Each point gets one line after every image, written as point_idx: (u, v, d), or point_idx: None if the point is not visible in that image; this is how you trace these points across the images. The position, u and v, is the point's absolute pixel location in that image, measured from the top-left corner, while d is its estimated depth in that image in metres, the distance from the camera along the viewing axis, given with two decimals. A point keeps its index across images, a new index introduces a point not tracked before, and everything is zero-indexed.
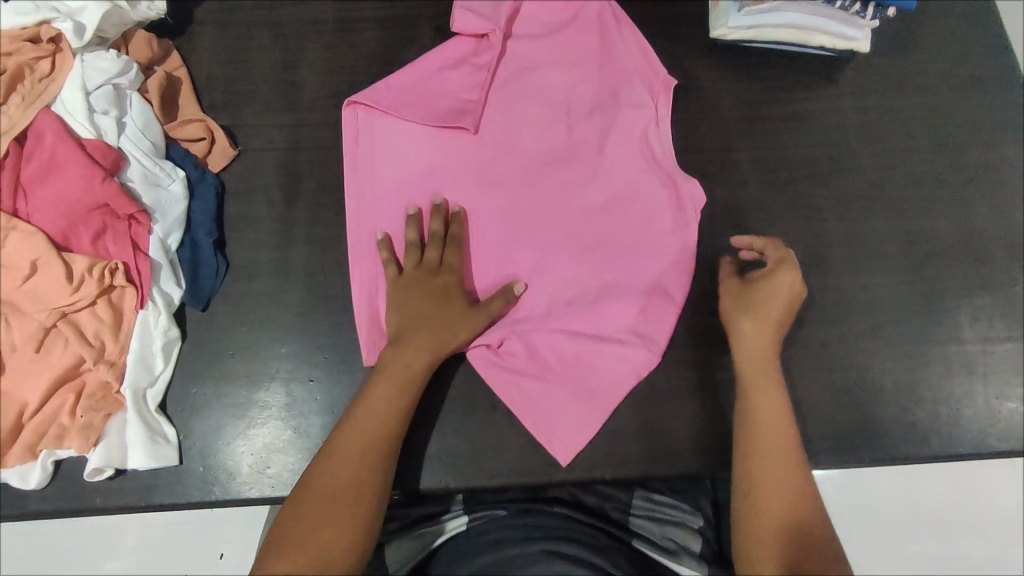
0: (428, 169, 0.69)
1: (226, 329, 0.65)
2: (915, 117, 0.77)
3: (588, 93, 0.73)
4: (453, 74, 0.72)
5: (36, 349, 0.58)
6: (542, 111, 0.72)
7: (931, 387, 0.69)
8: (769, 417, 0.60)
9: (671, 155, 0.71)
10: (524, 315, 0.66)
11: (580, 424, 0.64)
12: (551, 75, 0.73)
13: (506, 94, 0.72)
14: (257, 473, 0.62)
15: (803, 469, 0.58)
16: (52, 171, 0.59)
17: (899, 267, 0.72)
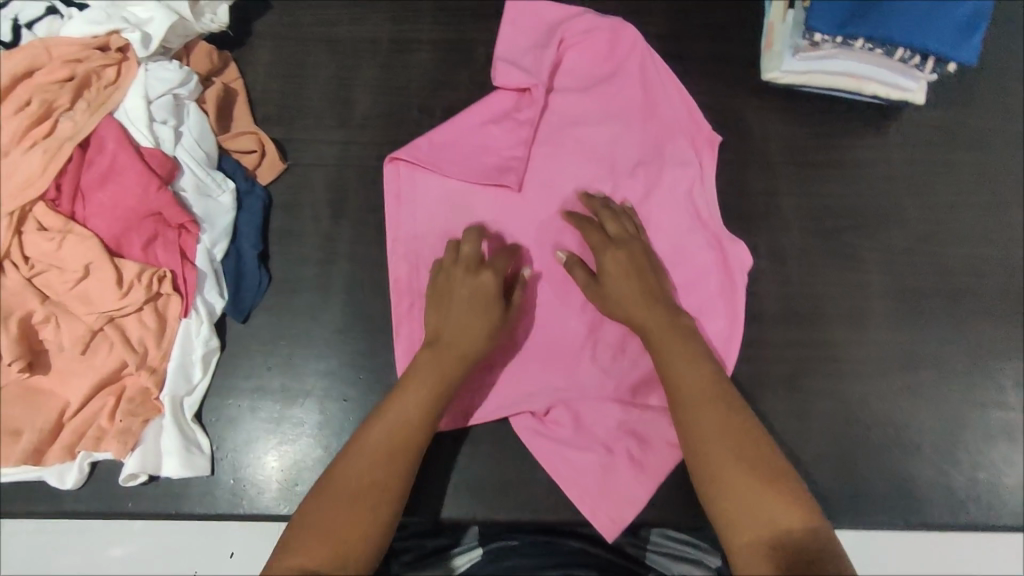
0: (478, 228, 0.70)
1: (266, 342, 0.66)
2: (967, 172, 0.76)
3: (632, 149, 0.73)
4: (495, 129, 0.73)
5: (82, 351, 0.59)
6: (585, 169, 0.73)
7: (970, 451, 0.67)
8: (712, 428, 0.56)
9: (718, 217, 0.71)
10: (570, 384, 0.66)
11: (627, 496, 0.63)
12: (594, 132, 0.74)
13: (550, 151, 0.73)
14: (287, 489, 0.62)
15: (724, 396, 0.58)
16: (110, 177, 0.61)
17: (944, 325, 0.70)
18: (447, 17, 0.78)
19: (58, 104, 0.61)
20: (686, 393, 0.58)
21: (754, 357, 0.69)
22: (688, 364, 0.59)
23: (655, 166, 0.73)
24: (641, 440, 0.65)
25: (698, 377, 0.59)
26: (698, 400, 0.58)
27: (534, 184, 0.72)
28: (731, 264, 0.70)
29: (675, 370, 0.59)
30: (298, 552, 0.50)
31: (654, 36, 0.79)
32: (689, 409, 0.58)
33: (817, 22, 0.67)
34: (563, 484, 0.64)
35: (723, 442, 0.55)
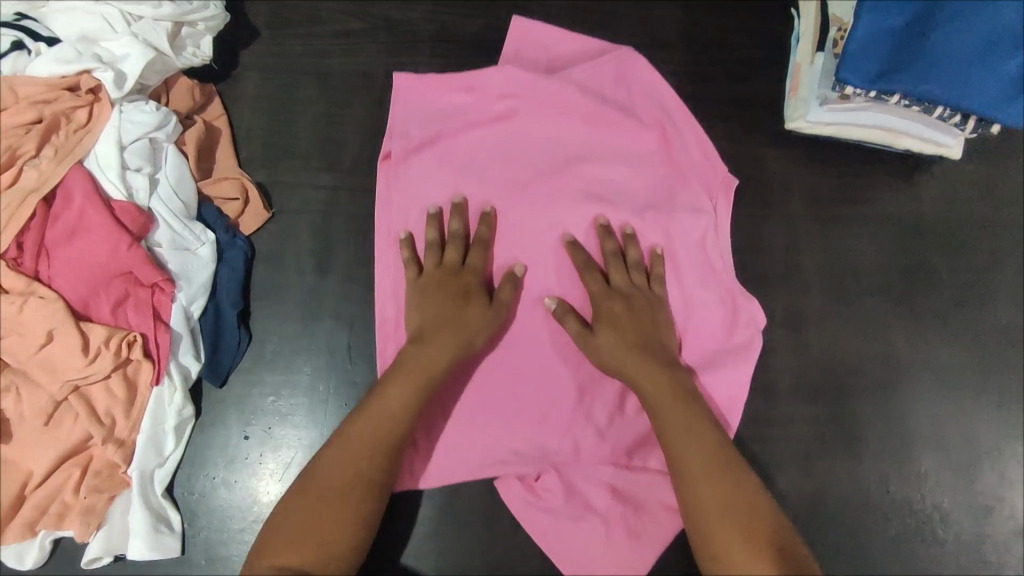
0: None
1: (245, 407, 0.62)
2: (1003, 233, 0.70)
3: (641, 191, 0.68)
4: (492, 157, 0.67)
5: (45, 422, 0.55)
6: (587, 208, 0.67)
7: (994, 543, 0.63)
8: (710, 503, 0.53)
9: (731, 270, 0.66)
10: (560, 446, 0.62)
11: (625, 566, 0.60)
12: (599, 168, 0.68)
13: (550, 189, 0.67)
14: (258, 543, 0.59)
15: (732, 467, 0.55)
16: (78, 233, 0.57)
17: (972, 403, 0.66)
18: (447, 49, 0.73)
19: (22, 152, 0.57)
20: (685, 467, 0.55)
21: (766, 434, 0.64)
22: (691, 436, 0.56)
23: (664, 209, 0.67)
24: (636, 505, 0.61)
25: (695, 446, 0.55)
26: (697, 474, 0.54)
27: (532, 226, 0.66)
28: (742, 322, 0.65)
29: (669, 431, 0.56)
30: (276, 552, 0.50)
31: (670, 74, 0.73)
32: (685, 482, 0.55)
33: (849, 73, 0.61)
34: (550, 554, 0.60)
35: (721, 516, 0.53)
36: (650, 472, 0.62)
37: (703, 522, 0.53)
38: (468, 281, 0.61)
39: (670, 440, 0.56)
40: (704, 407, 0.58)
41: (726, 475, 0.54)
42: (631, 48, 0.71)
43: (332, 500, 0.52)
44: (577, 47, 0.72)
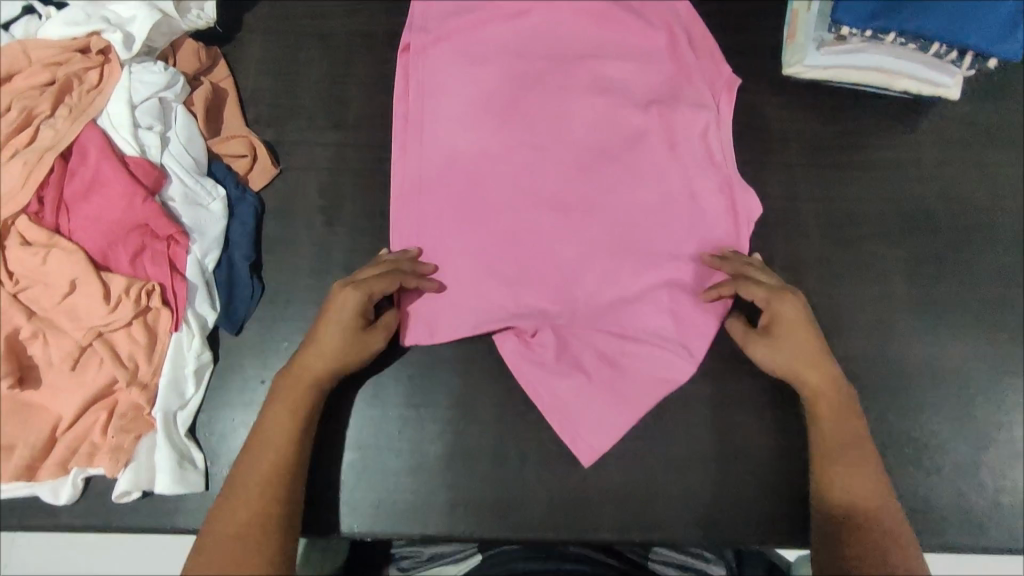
0: (474, 137, 0.69)
1: (259, 354, 0.64)
2: (1005, 173, 0.70)
3: (646, 85, 0.71)
4: (508, 52, 0.71)
5: (72, 366, 0.58)
6: (595, 100, 0.70)
7: (993, 473, 0.64)
8: (832, 430, 0.58)
9: (731, 160, 0.69)
10: (563, 310, 0.65)
11: (614, 426, 0.62)
12: (607, 64, 0.71)
13: (556, 72, 0.71)
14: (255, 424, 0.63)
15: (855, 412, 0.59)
16: (94, 188, 0.59)
17: (970, 339, 0.66)
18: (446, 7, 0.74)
19: (38, 112, 0.59)
20: (823, 414, 0.59)
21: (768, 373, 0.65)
22: (823, 378, 0.59)
23: (660, 99, 0.71)
24: (624, 371, 0.63)
25: (837, 383, 0.59)
26: (828, 415, 0.59)
27: (534, 106, 0.70)
28: (739, 212, 0.68)
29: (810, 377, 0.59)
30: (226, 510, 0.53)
31: None
32: (821, 416, 0.59)
33: (844, 14, 0.61)
34: (544, 410, 0.62)
35: (845, 435, 0.58)
36: (643, 342, 0.64)
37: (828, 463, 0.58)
38: (357, 318, 0.59)
39: (813, 385, 0.59)
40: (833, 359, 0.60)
41: (855, 419, 0.59)
42: None
43: (243, 515, 0.53)
44: None
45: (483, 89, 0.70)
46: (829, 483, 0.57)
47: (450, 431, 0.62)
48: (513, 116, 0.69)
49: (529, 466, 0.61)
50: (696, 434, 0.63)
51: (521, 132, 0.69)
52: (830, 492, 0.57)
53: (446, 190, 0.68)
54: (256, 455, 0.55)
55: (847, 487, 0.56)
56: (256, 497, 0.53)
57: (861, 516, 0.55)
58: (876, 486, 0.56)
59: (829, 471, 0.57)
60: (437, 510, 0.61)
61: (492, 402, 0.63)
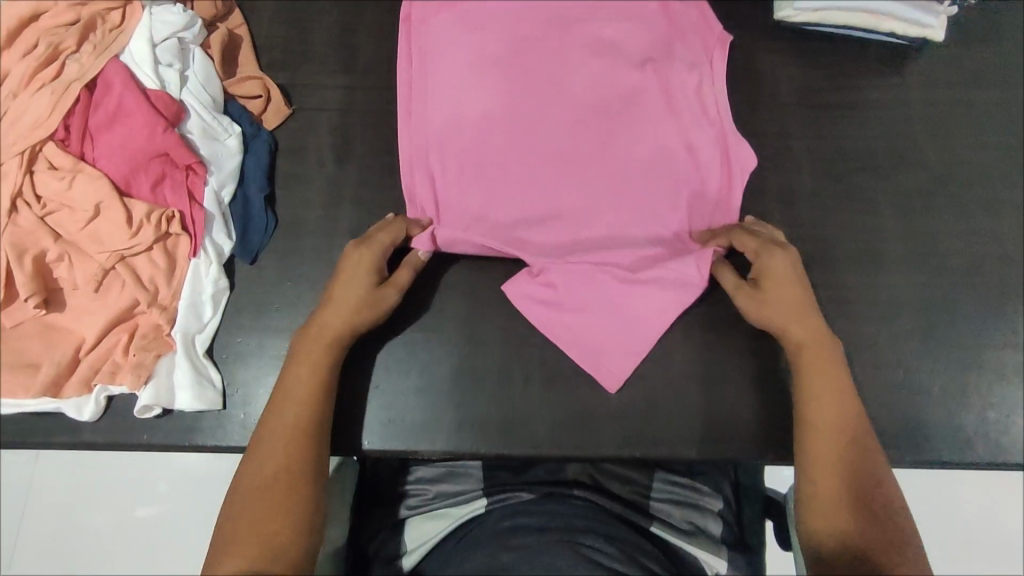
0: (476, 88, 0.69)
1: (273, 283, 0.67)
2: (989, 111, 0.73)
3: (642, 44, 0.72)
4: (507, 13, 0.72)
5: (95, 288, 0.60)
6: (594, 59, 0.71)
7: (981, 391, 0.66)
8: (826, 411, 0.56)
9: (726, 113, 0.71)
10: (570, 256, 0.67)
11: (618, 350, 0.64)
12: (603, 25, 0.73)
13: (555, 27, 0.72)
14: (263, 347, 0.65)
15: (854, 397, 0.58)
16: (118, 118, 0.62)
17: (958, 266, 0.69)
18: None
19: (64, 47, 0.62)
20: (819, 395, 0.57)
21: None
22: (819, 360, 0.59)
23: (657, 53, 0.72)
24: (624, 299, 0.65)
25: (836, 365, 0.59)
26: (824, 397, 0.57)
27: (535, 59, 0.71)
28: (735, 164, 0.70)
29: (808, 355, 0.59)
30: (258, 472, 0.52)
31: None
32: (815, 398, 0.57)
33: None
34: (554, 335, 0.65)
35: (840, 420, 0.56)
36: (648, 281, 0.65)
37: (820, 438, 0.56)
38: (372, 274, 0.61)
39: (811, 366, 0.58)
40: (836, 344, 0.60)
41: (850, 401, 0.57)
42: None
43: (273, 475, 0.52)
44: None
45: (484, 41, 0.71)
46: (816, 464, 0.55)
47: (457, 352, 0.65)
48: (516, 75, 0.70)
49: (533, 385, 0.64)
50: (695, 354, 0.65)
51: (522, 83, 0.70)
52: (814, 473, 0.54)
53: (450, 143, 0.69)
54: (284, 408, 0.55)
55: (832, 467, 0.54)
56: (283, 449, 0.53)
57: (841, 498, 0.53)
58: (864, 470, 0.54)
59: (817, 451, 0.55)
60: (445, 426, 0.63)
61: (498, 326, 0.66)
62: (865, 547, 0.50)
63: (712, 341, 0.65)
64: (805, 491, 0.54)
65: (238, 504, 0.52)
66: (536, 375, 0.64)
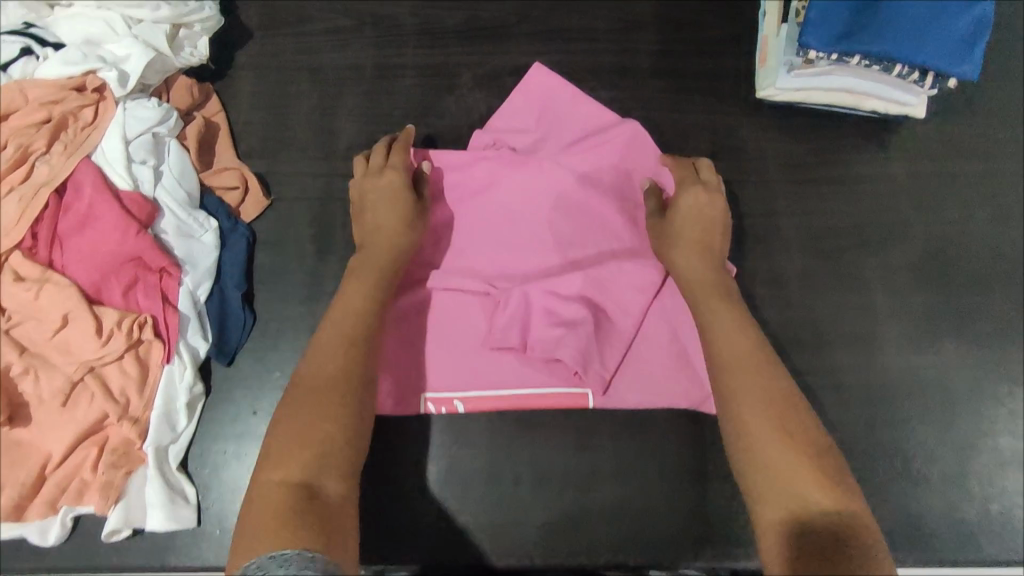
0: (458, 253, 0.67)
1: (252, 384, 0.64)
2: (973, 187, 0.73)
3: (614, 212, 0.68)
4: (472, 180, 0.68)
5: (63, 402, 0.57)
6: (560, 231, 0.67)
7: (981, 480, 0.65)
8: (752, 400, 0.52)
9: None
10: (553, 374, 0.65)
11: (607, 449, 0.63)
12: (571, 191, 0.68)
13: (542, 181, 0.68)
14: (236, 460, 0.62)
15: (783, 383, 0.53)
16: (88, 222, 0.59)
17: (952, 349, 0.68)
18: (432, 41, 0.77)
19: (34, 148, 0.60)
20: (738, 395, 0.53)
21: None
22: (730, 329, 0.57)
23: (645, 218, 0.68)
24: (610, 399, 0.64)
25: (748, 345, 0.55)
26: (745, 399, 0.52)
27: (517, 217, 0.68)
28: None
29: (725, 334, 0.56)
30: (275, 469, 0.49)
31: (643, 55, 0.78)
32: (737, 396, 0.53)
33: (811, 37, 0.64)
34: (550, 432, 0.63)
35: (767, 415, 0.51)
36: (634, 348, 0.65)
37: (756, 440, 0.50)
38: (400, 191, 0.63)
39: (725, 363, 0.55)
40: (758, 332, 0.57)
41: (779, 386, 0.53)
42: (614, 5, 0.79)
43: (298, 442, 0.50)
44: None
45: (465, 201, 0.68)
46: (763, 458, 0.49)
47: (443, 455, 0.63)
48: (478, 252, 0.67)
49: (523, 487, 0.62)
50: (690, 447, 0.63)
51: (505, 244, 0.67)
52: (765, 472, 0.49)
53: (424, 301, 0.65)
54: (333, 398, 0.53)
55: (782, 457, 0.49)
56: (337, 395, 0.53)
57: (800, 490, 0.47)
58: (811, 466, 0.48)
59: (753, 433, 0.51)
60: (432, 535, 0.61)
61: (486, 425, 0.63)
62: (844, 546, 0.44)
63: (705, 433, 0.64)
64: (757, 505, 0.49)
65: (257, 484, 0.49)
66: (526, 476, 0.62)
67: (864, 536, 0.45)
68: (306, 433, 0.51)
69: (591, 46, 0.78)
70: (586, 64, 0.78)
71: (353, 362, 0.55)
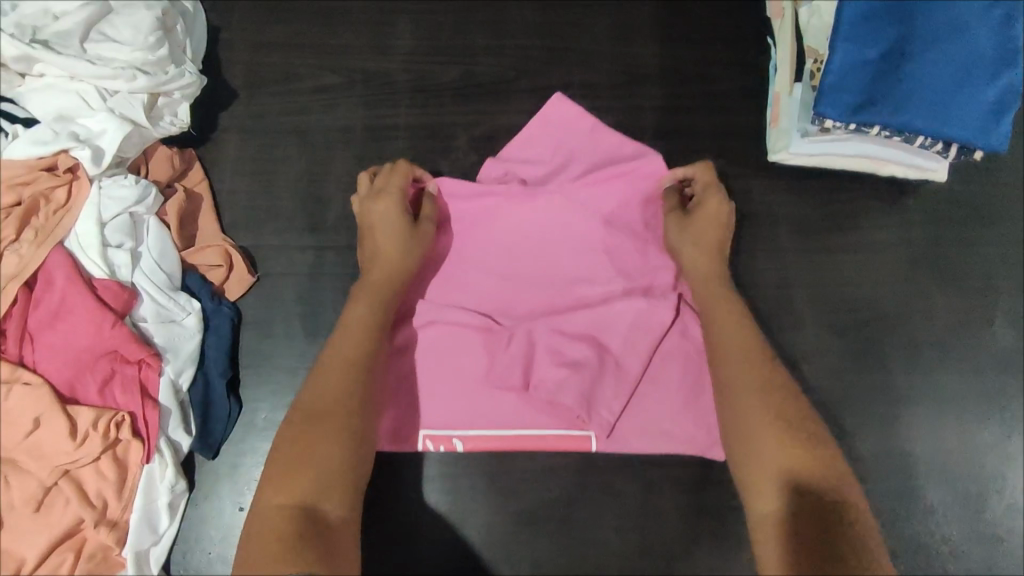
0: (460, 286, 0.63)
1: (238, 477, 0.62)
2: (996, 254, 0.70)
3: (626, 246, 0.63)
4: (475, 210, 0.64)
5: (35, 509, 0.54)
6: (567, 266, 0.63)
7: (1000, 569, 0.63)
8: (749, 390, 0.51)
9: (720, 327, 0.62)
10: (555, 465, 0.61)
11: (611, 545, 0.60)
12: (580, 222, 0.63)
13: (551, 211, 0.64)
14: (221, 558, 0.60)
15: (783, 381, 0.52)
16: (60, 315, 0.56)
17: (970, 430, 0.65)
18: (426, 99, 0.74)
19: (1, 237, 0.57)
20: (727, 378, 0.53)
21: None
22: (728, 327, 0.55)
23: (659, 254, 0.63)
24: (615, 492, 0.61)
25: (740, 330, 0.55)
26: (734, 379, 0.53)
27: (522, 250, 0.64)
28: None
29: (723, 334, 0.55)
30: (276, 493, 0.47)
31: (648, 112, 0.74)
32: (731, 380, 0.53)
33: (827, 107, 0.61)
34: (553, 528, 0.60)
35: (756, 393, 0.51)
36: (640, 435, 0.60)
37: (757, 439, 0.49)
38: (402, 219, 0.60)
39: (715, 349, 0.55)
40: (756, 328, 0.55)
41: (773, 376, 0.52)
42: (616, 60, 0.75)
43: (299, 463, 0.48)
44: (565, 48, 0.76)
45: (466, 229, 0.64)
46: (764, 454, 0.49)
47: (440, 553, 0.60)
48: (479, 286, 0.63)
49: None
50: (697, 543, 0.60)
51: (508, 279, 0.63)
52: (766, 461, 0.49)
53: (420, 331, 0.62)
54: (328, 431, 0.50)
55: (783, 456, 0.48)
56: (332, 424, 0.51)
57: (795, 480, 0.47)
58: (809, 450, 0.48)
59: (755, 430, 0.50)
60: None
61: (484, 520, 0.60)
62: (846, 534, 0.44)
63: (715, 526, 0.60)
64: (750, 482, 0.49)
65: (263, 502, 0.47)
66: (527, 574, 0.60)
67: (866, 530, 0.44)
68: (307, 459, 0.49)
69: (593, 102, 0.75)
70: None
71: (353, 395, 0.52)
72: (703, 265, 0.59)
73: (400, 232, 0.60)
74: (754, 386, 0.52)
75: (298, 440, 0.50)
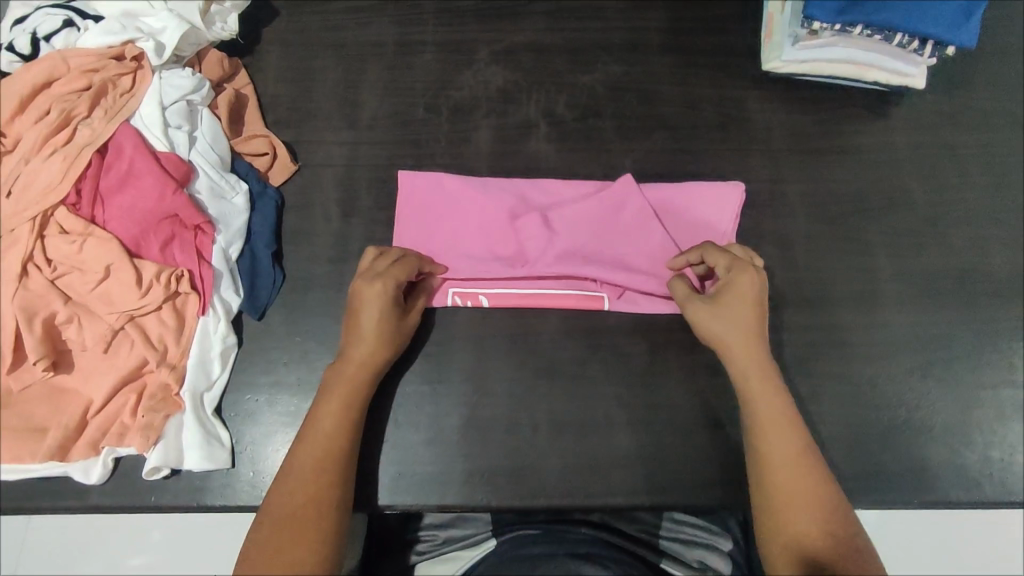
0: (493, 204, 0.71)
1: (281, 337, 0.67)
2: (972, 153, 0.76)
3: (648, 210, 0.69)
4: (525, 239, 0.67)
5: (104, 349, 0.61)
6: (593, 213, 0.70)
7: (983, 430, 0.67)
8: (786, 458, 0.57)
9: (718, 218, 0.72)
10: (567, 329, 0.68)
11: (621, 400, 0.66)
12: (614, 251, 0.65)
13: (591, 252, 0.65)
14: (268, 407, 0.65)
15: (806, 438, 0.59)
16: (129, 181, 0.63)
17: (952, 307, 0.71)
18: (450, 19, 0.80)
19: (76, 113, 0.63)
20: (772, 422, 0.59)
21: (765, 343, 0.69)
22: (762, 392, 0.60)
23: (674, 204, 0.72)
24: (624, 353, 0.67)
25: (795, 429, 0.59)
26: (769, 423, 0.59)
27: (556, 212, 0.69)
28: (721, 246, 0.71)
29: (758, 399, 0.60)
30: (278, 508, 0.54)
31: (653, 31, 0.81)
32: (768, 430, 0.59)
33: (815, 10, 0.68)
34: (568, 384, 0.66)
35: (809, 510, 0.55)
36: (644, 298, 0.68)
37: (778, 480, 0.57)
38: (388, 312, 0.62)
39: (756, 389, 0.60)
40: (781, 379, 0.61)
41: (801, 439, 0.58)
42: None
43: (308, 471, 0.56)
44: None
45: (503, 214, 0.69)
46: (786, 496, 0.56)
47: (466, 404, 0.65)
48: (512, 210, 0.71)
49: (542, 434, 0.65)
50: (700, 398, 0.66)
51: (535, 222, 0.69)
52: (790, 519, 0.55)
53: (459, 215, 0.71)
54: (324, 449, 0.57)
55: (802, 496, 0.56)
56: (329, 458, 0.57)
57: (816, 533, 0.54)
58: (825, 515, 0.55)
59: (781, 476, 0.57)
60: (455, 478, 0.64)
61: (505, 375, 0.66)
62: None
63: (715, 383, 0.66)
64: (776, 511, 0.56)
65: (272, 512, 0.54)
66: (545, 423, 0.65)
67: None
68: (308, 472, 0.56)
69: (603, 22, 0.81)
70: (598, 39, 0.80)
71: (338, 455, 0.57)
72: (739, 340, 0.61)
73: (388, 337, 0.62)
74: (777, 439, 0.58)
75: (305, 453, 0.57)
